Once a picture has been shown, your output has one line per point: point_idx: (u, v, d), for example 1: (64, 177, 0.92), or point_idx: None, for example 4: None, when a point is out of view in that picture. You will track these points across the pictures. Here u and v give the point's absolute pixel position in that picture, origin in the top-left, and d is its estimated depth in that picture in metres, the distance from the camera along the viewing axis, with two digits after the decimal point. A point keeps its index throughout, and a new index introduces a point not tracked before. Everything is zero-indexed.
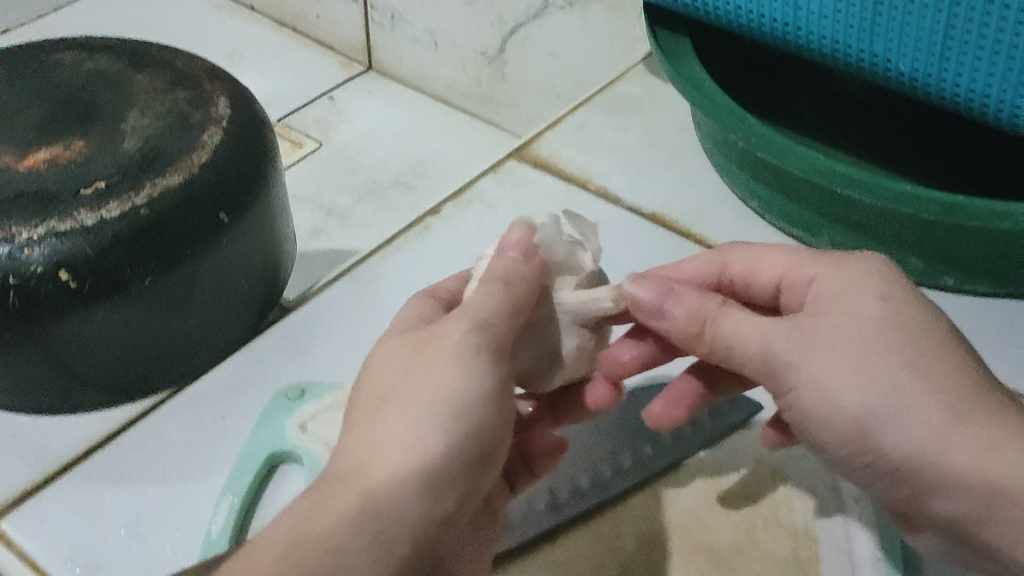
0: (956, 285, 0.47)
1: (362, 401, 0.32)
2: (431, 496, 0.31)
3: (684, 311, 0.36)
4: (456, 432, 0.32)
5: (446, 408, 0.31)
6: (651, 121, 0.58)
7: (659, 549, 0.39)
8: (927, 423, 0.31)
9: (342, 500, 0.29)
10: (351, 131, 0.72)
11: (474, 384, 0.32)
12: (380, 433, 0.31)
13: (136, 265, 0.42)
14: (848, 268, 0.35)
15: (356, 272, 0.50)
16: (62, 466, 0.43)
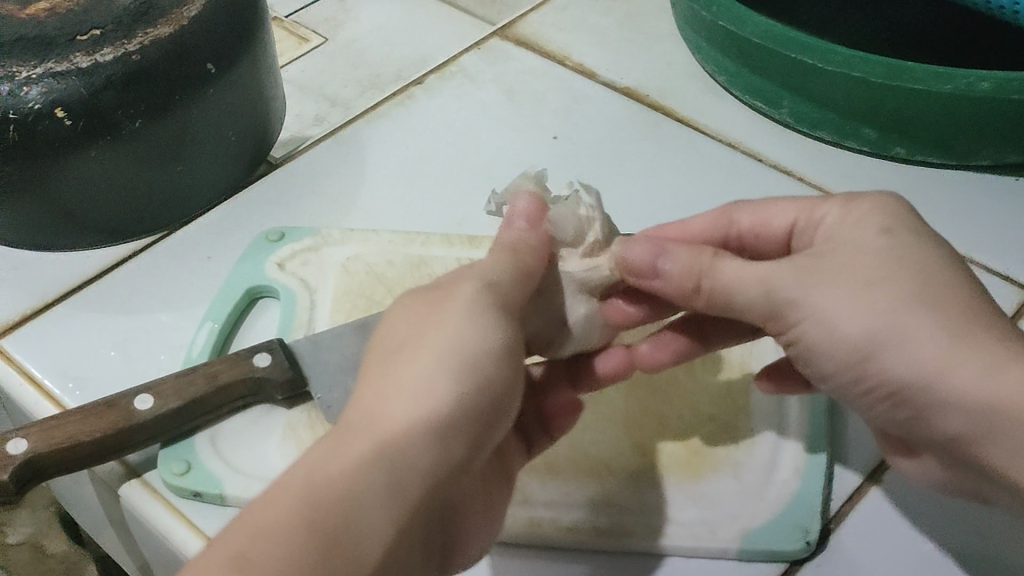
0: (908, 156, 0.49)
1: (375, 359, 0.32)
2: (445, 445, 0.30)
3: (680, 266, 0.35)
4: (467, 382, 0.31)
5: (455, 360, 0.31)
6: (632, 6, 0.59)
7: (652, 471, 0.38)
8: (878, 318, 0.32)
9: (355, 446, 0.28)
10: (358, 30, 0.82)
11: (479, 334, 0.32)
12: (389, 385, 0.30)
13: (127, 107, 0.44)
14: (858, 210, 0.35)
15: (341, 134, 0.52)
16: (56, 292, 0.45)
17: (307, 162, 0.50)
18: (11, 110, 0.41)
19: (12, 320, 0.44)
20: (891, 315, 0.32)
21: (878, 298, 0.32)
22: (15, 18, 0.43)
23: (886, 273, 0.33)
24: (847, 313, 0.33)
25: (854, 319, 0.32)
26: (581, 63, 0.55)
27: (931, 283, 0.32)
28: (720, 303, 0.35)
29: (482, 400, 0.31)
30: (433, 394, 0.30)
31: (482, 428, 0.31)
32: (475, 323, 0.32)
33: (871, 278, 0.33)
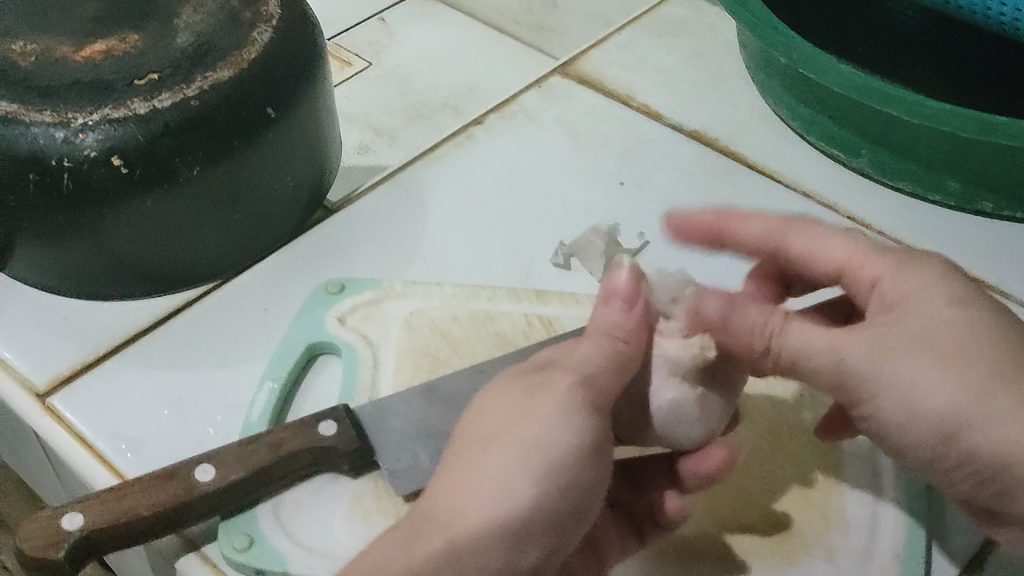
0: (994, 210, 0.47)
1: (466, 441, 0.33)
2: (514, 549, 0.31)
3: (748, 324, 0.34)
4: (550, 487, 0.32)
5: (542, 461, 0.32)
6: (698, 43, 0.57)
7: (727, 561, 0.36)
8: (959, 400, 0.31)
9: (428, 546, 0.30)
10: (403, 53, 0.80)
11: (569, 435, 0.32)
12: (471, 479, 0.31)
13: (185, 154, 0.42)
14: (913, 271, 0.34)
15: (400, 178, 0.50)
16: (108, 345, 0.43)
17: (365, 206, 0.49)
18: (66, 156, 0.40)
19: (62, 374, 0.42)
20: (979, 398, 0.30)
21: (961, 383, 0.31)
22: (70, 62, 0.42)
23: (962, 346, 0.31)
24: (931, 394, 0.31)
25: (939, 401, 0.31)
26: (647, 104, 0.53)
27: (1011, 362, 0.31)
28: (788, 369, 0.34)
29: (563, 498, 0.32)
30: (512, 497, 0.31)
31: (559, 522, 0.32)
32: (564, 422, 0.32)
33: (950, 353, 0.31)
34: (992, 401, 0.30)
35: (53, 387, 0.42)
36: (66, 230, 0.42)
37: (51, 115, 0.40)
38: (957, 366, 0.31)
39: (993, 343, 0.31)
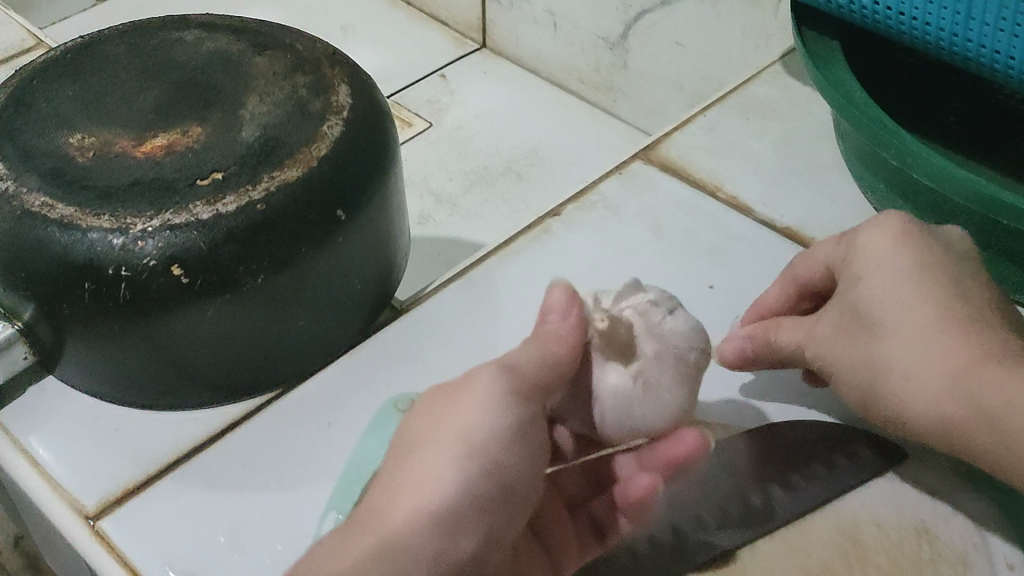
0: None
1: (400, 451, 0.36)
2: (443, 538, 0.33)
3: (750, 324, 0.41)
4: (474, 473, 0.35)
5: (462, 450, 0.35)
6: (789, 128, 0.54)
7: None
8: (875, 362, 0.36)
9: (360, 541, 0.32)
10: (465, 113, 0.77)
11: (482, 420, 0.35)
12: (404, 479, 0.34)
13: (250, 261, 0.38)
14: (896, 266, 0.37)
15: (471, 276, 0.47)
16: (165, 463, 0.41)
17: (435, 308, 0.46)
18: (123, 265, 0.37)
19: (115, 494, 0.39)
20: (903, 368, 0.35)
21: (882, 354, 0.36)
22: (130, 157, 0.39)
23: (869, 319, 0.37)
24: (852, 358, 0.37)
25: (863, 361, 0.37)
26: (736, 196, 0.50)
27: (912, 314, 0.36)
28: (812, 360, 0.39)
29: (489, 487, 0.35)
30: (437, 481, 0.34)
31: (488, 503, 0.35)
32: (479, 415, 0.35)
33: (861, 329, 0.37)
34: (909, 359, 0.35)
35: (104, 509, 0.39)
36: (120, 339, 0.39)
37: (109, 220, 0.37)
38: (859, 334, 0.37)
39: (888, 303, 0.36)
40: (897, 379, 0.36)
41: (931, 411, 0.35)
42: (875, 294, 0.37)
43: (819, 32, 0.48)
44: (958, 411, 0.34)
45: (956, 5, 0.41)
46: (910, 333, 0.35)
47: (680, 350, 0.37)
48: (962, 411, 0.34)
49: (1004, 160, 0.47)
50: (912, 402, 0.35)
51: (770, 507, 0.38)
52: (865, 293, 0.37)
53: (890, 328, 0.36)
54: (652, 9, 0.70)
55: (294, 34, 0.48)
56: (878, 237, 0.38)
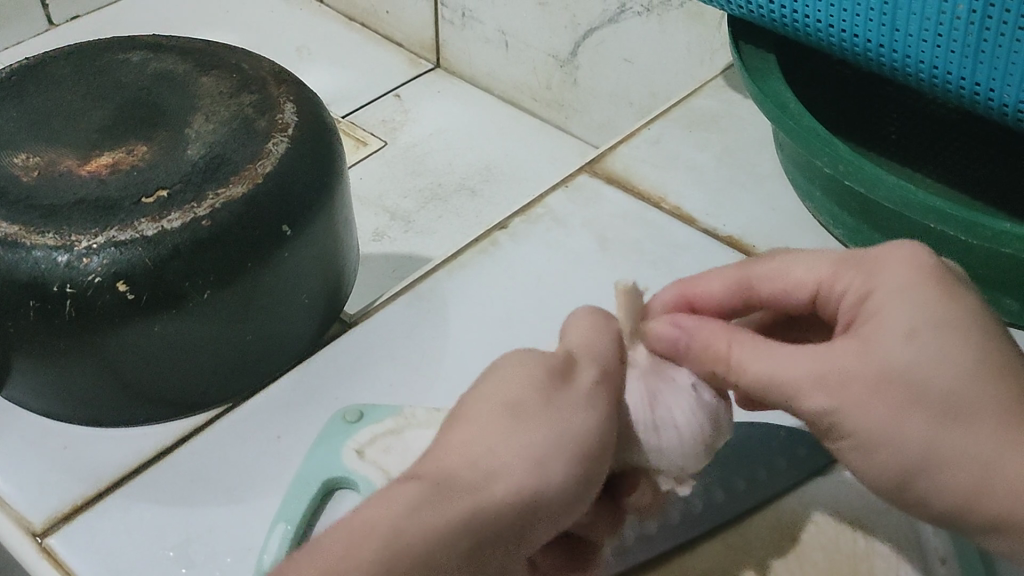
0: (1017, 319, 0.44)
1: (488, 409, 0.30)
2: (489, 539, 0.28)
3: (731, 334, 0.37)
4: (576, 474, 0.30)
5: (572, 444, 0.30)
6: (731, 139, 0.55)
7: None
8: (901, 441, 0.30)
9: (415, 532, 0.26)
10: (419, 131, 0.78)
11: (596, 422, 0.30)
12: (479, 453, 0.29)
13: (196, 277, 0.39)
14: (905, 305, 0.31)
15: (420, 288, 0.48)
16: (114, 479, 0.41)
17: (382, 322, 0.46)
18: (68, 282, 0.37)
19: (63, 511, 0.40)
20: (945, 450, 0.30)
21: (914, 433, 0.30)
22: (75, 176, 0.40)
23: (914, 394, 0.30)
24: (895, 437, 0.30)
25: (907, 443, 0.30)
26: (680, 206, 0.51)
27: (961, 396, 0.29)
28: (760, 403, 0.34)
29: (587, 486, 0.30)
30: (546, 466, 0.29)
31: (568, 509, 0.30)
32: (585, 409, 0.30)
33: (900, 403, 0.30)
34: (955, 443, 0.29)
35: (50, 526, 0.39)
36: (68, 357, 0.39)
37: (54, 238, 0.37)
38: (906, 411, 0.30)
39: (946, 387, 0.29)
40: (942, 460, 0.30)
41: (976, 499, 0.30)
42: (922, 368, 0.30)
43: (755, 46, 0.50)
44: (1000, 503, 0.29)
45: (880, 17, 0.42)
46: (938, 413, 0.30)
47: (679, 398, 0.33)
48: (1007, 505, 0.29)
49: (936, 167, 0.49)
50: (951, 484, 0.30)
51: (714, 507, 0.38)
52: (908, 354, 0.30)
53: (939, 413, 0.30)
54: (599, 26, 0.71)
55: (240, 54, 0.48)
56: (891, 284, 0.31)
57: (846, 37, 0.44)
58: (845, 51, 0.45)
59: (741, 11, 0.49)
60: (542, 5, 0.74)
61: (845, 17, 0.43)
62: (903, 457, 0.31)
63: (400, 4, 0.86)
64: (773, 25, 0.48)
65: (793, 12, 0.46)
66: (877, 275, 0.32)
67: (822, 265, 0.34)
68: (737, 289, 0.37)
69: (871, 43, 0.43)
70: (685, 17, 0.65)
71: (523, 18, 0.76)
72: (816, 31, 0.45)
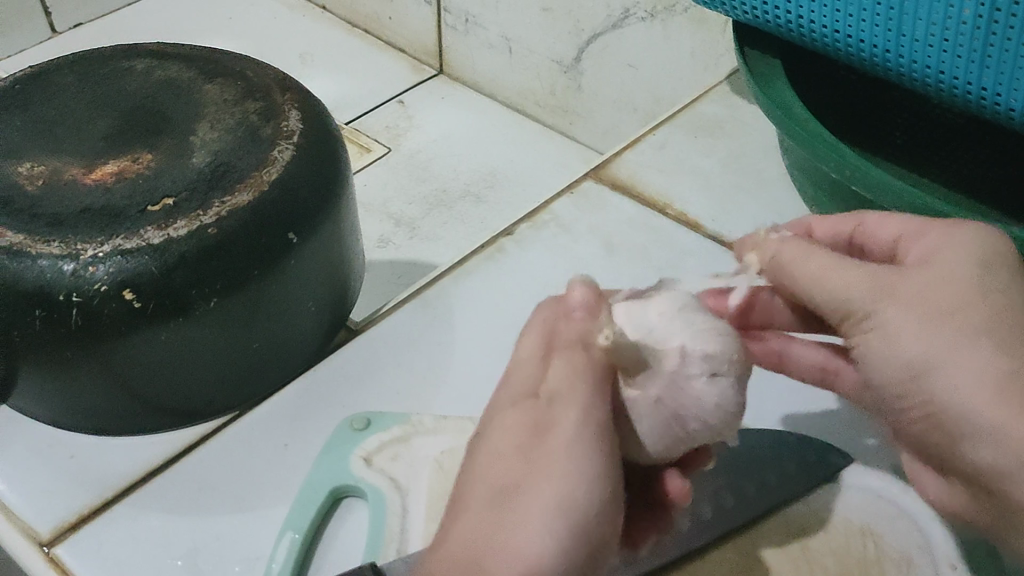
0: None
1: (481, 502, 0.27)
2: None
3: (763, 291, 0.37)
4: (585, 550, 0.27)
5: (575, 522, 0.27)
6: (737, 144, 0.55)
7: None
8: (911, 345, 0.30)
9: None
10: (422, 137, 0.78)
11: (589, 479, 0.28)
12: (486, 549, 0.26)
13: (202, 285, 0.39)
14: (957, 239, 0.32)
15: (426, 295, 0.48)
16: (121, 489, 0.41)
17: (389, 329, 0.46)
18: (74, 291, 0.37)
19: (70, 521, 0.39)
20: (965, 354, 0.29)
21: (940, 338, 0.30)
22: (81, 185, 0.40)
23: (952, 302, 0.30)
24: (914, 341, 0.30)
25: (919, 344, 0.30)
26: (685, 212, 0.51)
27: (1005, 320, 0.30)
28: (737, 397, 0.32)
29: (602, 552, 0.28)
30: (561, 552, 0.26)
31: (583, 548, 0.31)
32: (582, 469, 0.28)
33: (941, 308, 0.30)
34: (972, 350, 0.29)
35: (56, 535, 0.39)
36: (74, 366, 0.39)
37: (60, 246, 0.37)
38: (927, 318, 0.30)
39: (988, 300, 0.30)
40: (946, 369, 0.30)
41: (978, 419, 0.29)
42: (982, 282, 0.30)
43: (761, 51, 0.50)
44: (1001, 419, 0.29)
45: (887, 22, 0.42)
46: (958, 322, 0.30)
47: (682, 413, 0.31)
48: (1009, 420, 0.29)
49: (943, 173, 0.49)
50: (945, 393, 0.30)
51: (719, 513, 0.38)
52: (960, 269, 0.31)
53: (969, 321, 0.30)
54: (603, 33, 0.71)
55: (245, 61, 0.48)
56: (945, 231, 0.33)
57: (851, 42, 0.44)
58: (850, 55, 0.45)
59: (747, 17, 0.49)
60: (546, 11, 0.74)
61: (851, 22, 0.43)
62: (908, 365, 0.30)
63: (402, 10, 0.86)
64: (779, 30, 0.48)
65: (799, 18, 0.46)
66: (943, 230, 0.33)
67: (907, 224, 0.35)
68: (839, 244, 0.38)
69: (876, 47, 0.43)
70: (689, 22, 0.65)
71: (526, 24, 0.76)
72: (821, 36, 0.45)
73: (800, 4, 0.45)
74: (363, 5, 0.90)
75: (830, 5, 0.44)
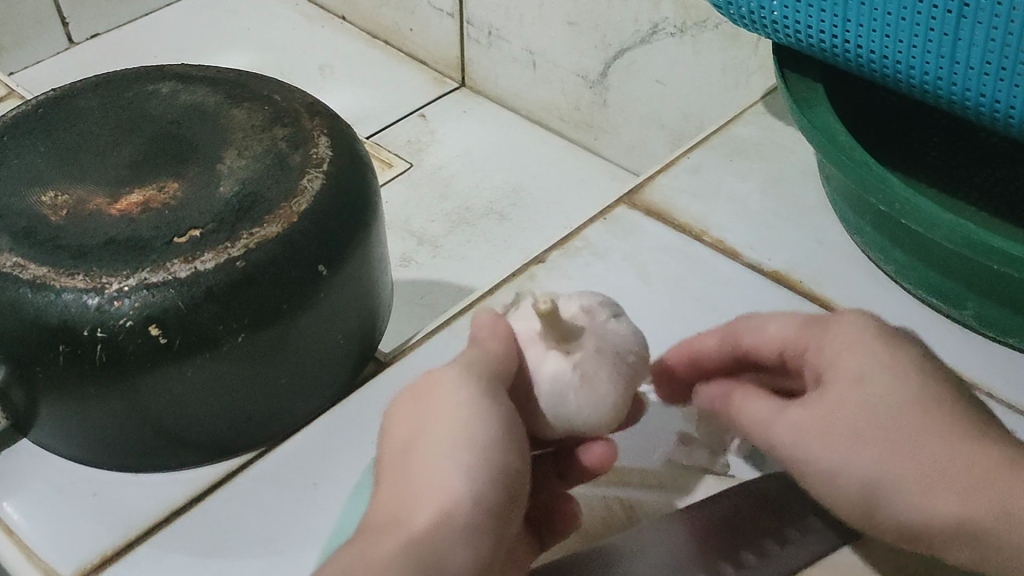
0: None
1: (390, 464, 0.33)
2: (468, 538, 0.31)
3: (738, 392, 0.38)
4: (483, 477, 0.31)
5: (473, 455, 0.32)
6: (773, 168, 0.54)
7: None
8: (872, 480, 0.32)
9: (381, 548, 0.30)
10: (444, 152, 0.77)
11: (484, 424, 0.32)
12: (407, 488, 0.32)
13: (229, 320, 0.37)
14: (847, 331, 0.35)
15: (456, 325, 0.46)
16: (145, 529, 0.39)
17: (420, 360, 0.45)
18: (99, 326, 0.36)
19: (93, 563, 0.38)
20: (915, 471, 0.32)
21: (900, 472, 0.32)
22: (105, 215, 0.38)
23: (875, 424, 0.32)
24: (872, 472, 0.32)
25: (865, 466, 0.32)
26: (722, 240, 0.50)
27: (913, 423, 0.32)
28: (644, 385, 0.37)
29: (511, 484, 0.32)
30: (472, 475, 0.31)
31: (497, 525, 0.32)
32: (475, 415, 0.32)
33: (859, 430, 0.32)
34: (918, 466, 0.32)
35: None
36: (97, 402, 0.38)
37: (84, 279, 0.36)
38: (870, 446, 0.32)
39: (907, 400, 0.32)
40: (905, 494, 0.32)
41: (935, 520, 0.32)
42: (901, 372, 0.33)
43: (801, 75, 0.48)
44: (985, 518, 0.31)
45: (939, 49, 0.40)
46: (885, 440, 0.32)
47: (621, 352, 0.36)
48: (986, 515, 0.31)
49: (990, 201, 0.47)
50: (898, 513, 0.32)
51: (765, 558, 0.37)
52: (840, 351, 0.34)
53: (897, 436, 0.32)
54: (630, 47, 0.70)
55: (272, 84, 0.47)
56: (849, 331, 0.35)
57: (898, 68, 0.42)
58: (896, 80, 0.43)
59: (786, 40, 0.47)
60: (571, 24, 0.73)
61: (899, 48, 0.42)
62: (861, 482, 0.32)
63: (424, 22, 0.84)
64: (820, 53, 0.46)
65: (844, 43, 0.44)
66: (827, 336, 0.35)
67: None
68: (728, 347, 0.39)
69: (925, 74, 0.41)
70: (721, 39, 0.64)
71: (551, 38, 0.75)
72: (864, 61, 0.44)
73: (847, 27, 0.43)
74: (384, 16, 0.88)
75: (879, 30, 0.42)
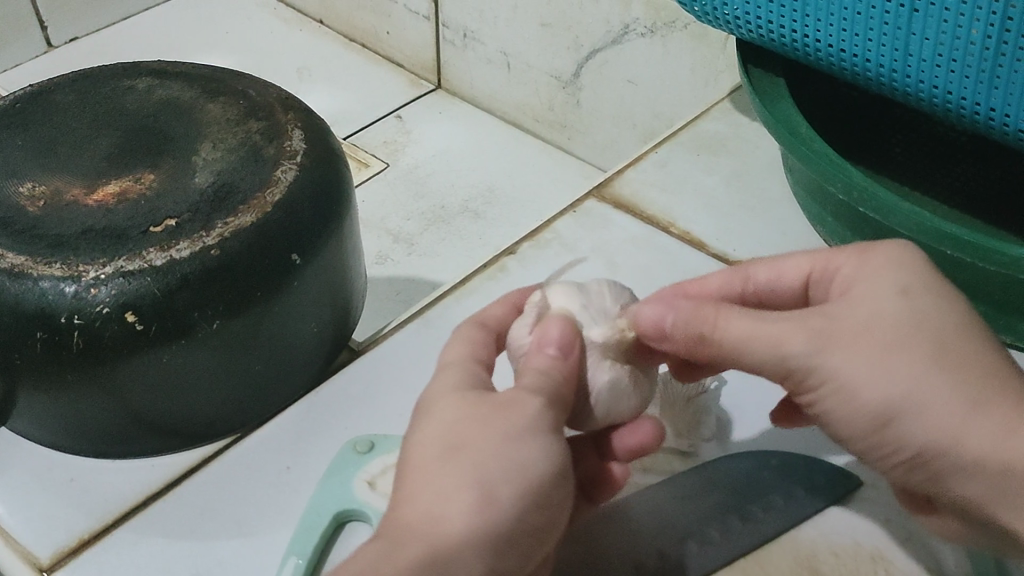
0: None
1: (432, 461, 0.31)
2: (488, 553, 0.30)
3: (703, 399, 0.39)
4: (521, 504, 0.31)
5: (515, 477, 0.30)
6: (739, 163, 0.55)
7: None
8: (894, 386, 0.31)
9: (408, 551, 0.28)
10: (420, 152, 0.78)
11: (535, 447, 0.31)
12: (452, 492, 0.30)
13: (205, 307, 0.38)
14: (876, 260, 0.34)
15: (429, 315, 0.47)
16: (122, 513, 0.40)
17: (392, 348, 0.46)
18: (76, 313, 0.37)
19: (71, 547, 0.39)
20: (953, 380, 0.31)
21: (946, 382, 0.31)
22: (82, 206, 0.39)
23: (905, 331, 0.32)
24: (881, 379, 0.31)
25: (893, 379, 0.31)
26: (689, 231, 0.51)
27: (948, 341, 0.31)
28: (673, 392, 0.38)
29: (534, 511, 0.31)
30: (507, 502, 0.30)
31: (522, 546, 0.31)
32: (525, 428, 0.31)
33: (888, 344, 0.32)
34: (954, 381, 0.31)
35: (55, 562, 0.38)
36: (74, 389, 0.39)
37: (61, 268, 0.37)
38: (895, 351, 0.31)
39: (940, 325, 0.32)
40: (933, 407, 0.31)
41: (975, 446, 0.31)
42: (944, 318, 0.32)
43: (764, 70, 0.49)
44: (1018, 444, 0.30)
45: (893, 41, 0.41)
46: (914, 349, 0.31)
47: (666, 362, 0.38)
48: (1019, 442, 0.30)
49: (947, 194, 0.49)
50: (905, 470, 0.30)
51: (727, 535, 0.38)
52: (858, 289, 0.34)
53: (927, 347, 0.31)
54: (601, 48, 0.71)
55: (247, 80, 0.48)
56: (885, 259, 0.34)
57: (855, 60, 0.44)
58: (853, 72, 0.44)
59: (750, 35, 0.49)
60: (544, 26, 0.74)
61: (855, 40, 0.43)
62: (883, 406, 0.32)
63: (400, 25, 0.85)
64: (782, 48, 0.47)
65: (804, 37, 0.45)
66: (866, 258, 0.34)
67: (814, 260, 0.36)
68: (735, 285, 0.38)
69: (880, 66, 0.43)
70: (689, 38, 0.65)
71: (524, 40, 0.76)
72: (823, 54, 0.45)
73: (806, 21, 0.45)
74: (360, 20, 0.89)
75: (837, 24, 0.43)
